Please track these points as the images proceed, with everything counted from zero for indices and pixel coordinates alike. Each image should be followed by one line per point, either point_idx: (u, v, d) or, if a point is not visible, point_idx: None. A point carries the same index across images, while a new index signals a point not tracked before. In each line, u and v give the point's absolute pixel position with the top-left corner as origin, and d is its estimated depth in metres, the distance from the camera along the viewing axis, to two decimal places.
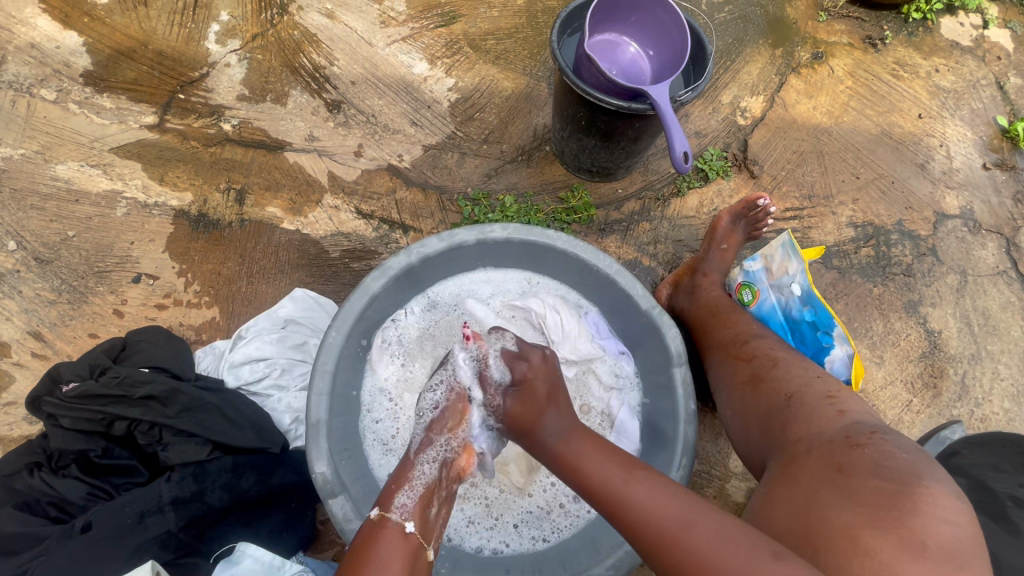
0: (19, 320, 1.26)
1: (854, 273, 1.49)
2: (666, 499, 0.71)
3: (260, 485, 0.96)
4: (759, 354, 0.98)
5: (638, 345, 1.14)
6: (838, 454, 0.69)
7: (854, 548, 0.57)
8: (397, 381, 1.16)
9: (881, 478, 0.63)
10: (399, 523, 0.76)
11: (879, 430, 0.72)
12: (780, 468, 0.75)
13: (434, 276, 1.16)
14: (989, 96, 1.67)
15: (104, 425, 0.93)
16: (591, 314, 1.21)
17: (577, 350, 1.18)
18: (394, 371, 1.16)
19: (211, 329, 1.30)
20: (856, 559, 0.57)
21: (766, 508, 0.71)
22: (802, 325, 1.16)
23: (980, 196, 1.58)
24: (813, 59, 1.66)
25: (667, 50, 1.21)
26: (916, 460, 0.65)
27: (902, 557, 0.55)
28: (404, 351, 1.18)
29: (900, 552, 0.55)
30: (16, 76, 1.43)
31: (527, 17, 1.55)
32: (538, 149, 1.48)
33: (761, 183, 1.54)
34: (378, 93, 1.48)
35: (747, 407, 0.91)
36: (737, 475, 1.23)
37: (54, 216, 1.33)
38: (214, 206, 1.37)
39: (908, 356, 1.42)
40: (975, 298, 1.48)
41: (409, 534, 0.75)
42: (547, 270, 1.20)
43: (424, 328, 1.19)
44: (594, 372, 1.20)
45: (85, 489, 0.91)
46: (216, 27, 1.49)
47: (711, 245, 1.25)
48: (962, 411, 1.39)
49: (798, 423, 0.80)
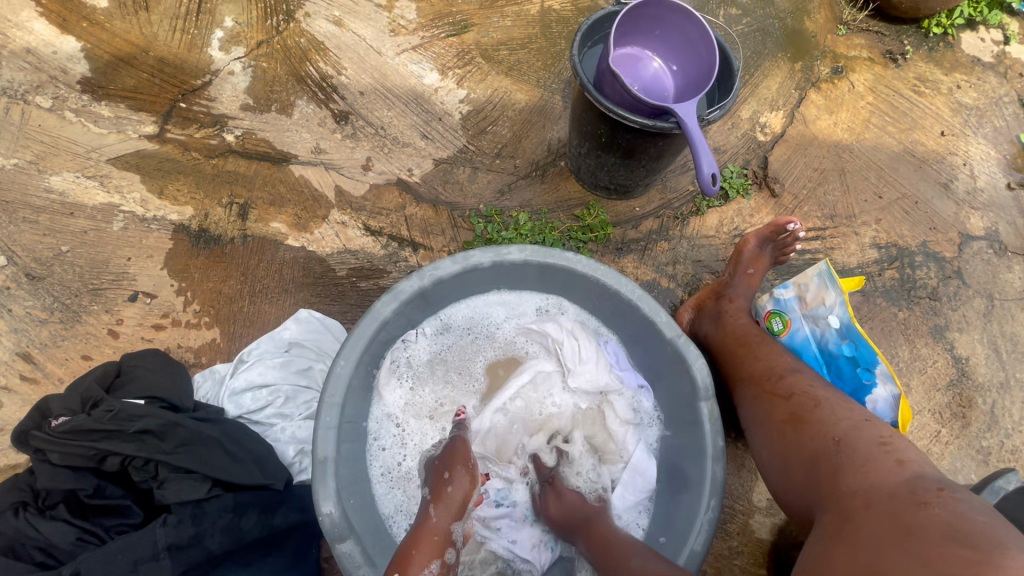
0: (9, 339, 1.20)
1: (878, 296, 1.44)
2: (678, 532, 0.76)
3: (261, 526, 0.90)
4: (797, 391, 0.92)
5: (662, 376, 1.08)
6: (904, 513, 0.63)
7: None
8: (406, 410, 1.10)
9: (959, 544, 0.57)
10: None
11: (946, 487, 0.66)
12: (836, 523, 0.69)
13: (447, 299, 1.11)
14: (1012, 113, 1.63)
15: (96, 461, 0.87)
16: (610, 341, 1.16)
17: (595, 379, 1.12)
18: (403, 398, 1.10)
19: (211, 351, 1.24)
20: None
21: (823, 568, 0.64)
22: (839, 359, 1.12)
23: (1006, 217, 1.54)
24: (834, 74, 1.62)
25: (692, 66, 1.16)
26: (995, 524, 0.59)
27: None
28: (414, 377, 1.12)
29: None
30: (10, 82, 1.37)
31: (541, 27, 1.50)
32: (553, 164, 1.43)
33: (782, 202, 1.49)
34: (387, 104, 1.43)
35: (790, 451, 0.86)
36: (761, 511, 1.18)
37: (47, 230, 1.27)
38: (216, 220, 1.31)
39: (936, 384, 1.37)
40: (1003, 323, 1.43)
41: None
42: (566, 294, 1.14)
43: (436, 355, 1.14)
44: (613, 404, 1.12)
45: (74, 533, 0.83)
46: (219, 33, 1.44)
47: (736, 269, 1.21)
48: (992, 442, 1.34)
49: (851, 473, 0.74)
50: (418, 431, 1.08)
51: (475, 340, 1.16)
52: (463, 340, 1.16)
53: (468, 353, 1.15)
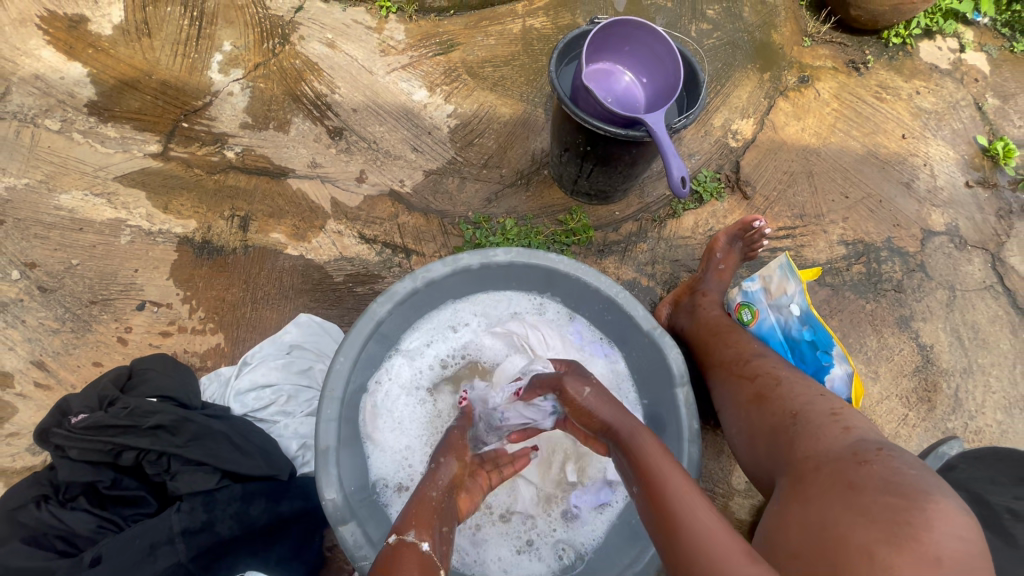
0: (23, 349, 1.26)
1: (846, 289, 1.53)
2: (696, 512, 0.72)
3: (269, 513, 0.97)
4: (761, 372, 1.01)
5: (643, 369, 1.16)
6: (847, 471, 0.71)
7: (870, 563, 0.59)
8: (400, 400, 1.16)
9: (891, 494, 0.64)
10: (415, 545, 0.78)
11: (884, 446, 0.73)
12: (792, 484, 0.77)
13: (442, 298, 1.18)
14: (969, 116, 1.74)
15: (112, 456, 0.93)
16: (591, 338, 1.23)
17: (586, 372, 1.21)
18: (402, 395, 1.17)
19: (215, 356, 1.30)
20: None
21: (781, 522, 0.72)
22: (801, 344, 1.20)
23: (965, 214, 1.63)
24: (800, 83, 1.72)
25: (660, 79, 1.26)
26: (923, 475, 0.67)
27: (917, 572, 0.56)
28: (408, 376, 1.19)
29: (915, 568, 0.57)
30: (20, 106, 1.45)
31: (523, 45, 1.60)
32: (537, 173, 1.52)
33: (754, 204, 1.58)
34: (379, 120, 1.51)
35: (754, 426, 0.94)
36: (740, 493, 1.25)
37: (58, 245, 1.34)
38: (218, 232, 1.38)
39: (903, 370, 1.46)
40: (965, 312, 1.52)
41: (425, 552, 0.78)
42: (556, 293, 1.21)
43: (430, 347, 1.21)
44: None
45: (94, 521, 0.90)
46: (219, 57, 1.53)
47: (708, 266, 1.29)
48: (956, 423, 1.42)
49: (805, 440, 0.82)
50: (414, 426, 1.15)
51: (465, 338, 1.23)
52: (452, 336, 1.22)
53: (458, 350, 1.23)
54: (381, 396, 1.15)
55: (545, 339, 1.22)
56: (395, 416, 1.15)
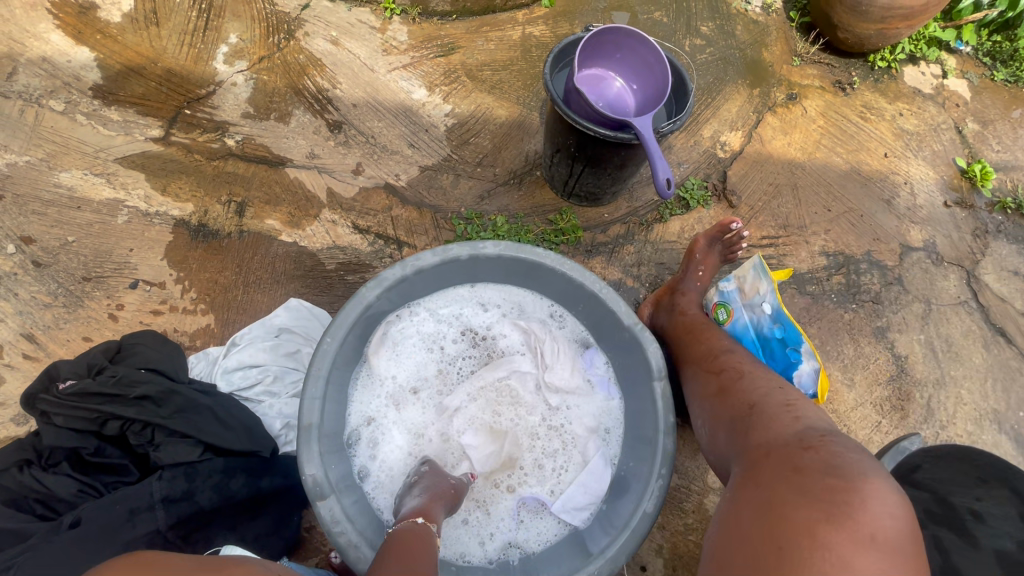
0: (14, 321, 1.28)
1: (826, 299, 1.57)
2: (761, 521, 0.67)
3: (249, 487, 0.98)
4: (727, 367, 1.04)
5: (627, 378, 1.18)
6: (793, 456, 0.72)
7: (813, 543, 0.61)
8: (395, 372, 1.20)
9: (831, 475, 0.66)
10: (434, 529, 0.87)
11: (828, 433, 0.76)
12: (743, 472, 0.79)
13: (469, 275, 1.23)
14: (949, 139, 1.80)
15: (97, 424, 0.95)
16: (586, 347, 1.26)
17: (565, 379, 1.22)
18: (415, 339, 1.23)
19: (205, 336, 1.33)
20: (816, 554, 0.60)
21: (734, 508, 0.73)
22: (772, 342, 1.23)
23: (943, 231, 1.69)
24: (788, 99, 1.78)
25: (650, 85, 1.31)
26: (862, 458, 0.70)
27: (856, 549, 0.59)
28: (428, 330, 1.24)
29: (853, 545, 0.59)
30: (26, 87, 1.48)
31: (521, 51, 1.65)
32: (529, 174, 1.56)
33: (738, 213, 1.63)
34: (378, 116, 1.55)
35: (717, 416, 0.96)
36: (715, 490, 1.27)
37: (55, 222, 1.36)
38: (214, 216, 1.41)
39: (878, 379, 1.50)
40: (939, 326, 1.57)
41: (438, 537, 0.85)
42: (560, 295, 1.23)
43: (455, 317, 1.27)
44: (574, 399, 1.23)
45: (76, 486, 0.92)
46: (225, 48, 1.57)
47: (688, 266, 1.32)
48: (928, 432, 1.45)
49: (759, 429, 0.84)
50: (412, 367, 1.22)
51: (491, 316, 1.28)
52: (479, 309, 1.28)
53: (480, 324, 1.27)
54: (396, 328, 1.21)
55: (557, 351, 1.24)
56: (399, 350, 1.21)
